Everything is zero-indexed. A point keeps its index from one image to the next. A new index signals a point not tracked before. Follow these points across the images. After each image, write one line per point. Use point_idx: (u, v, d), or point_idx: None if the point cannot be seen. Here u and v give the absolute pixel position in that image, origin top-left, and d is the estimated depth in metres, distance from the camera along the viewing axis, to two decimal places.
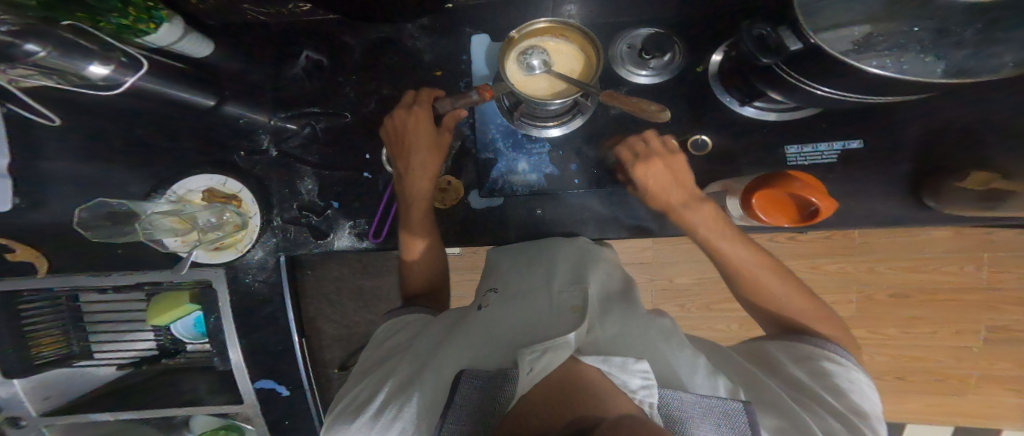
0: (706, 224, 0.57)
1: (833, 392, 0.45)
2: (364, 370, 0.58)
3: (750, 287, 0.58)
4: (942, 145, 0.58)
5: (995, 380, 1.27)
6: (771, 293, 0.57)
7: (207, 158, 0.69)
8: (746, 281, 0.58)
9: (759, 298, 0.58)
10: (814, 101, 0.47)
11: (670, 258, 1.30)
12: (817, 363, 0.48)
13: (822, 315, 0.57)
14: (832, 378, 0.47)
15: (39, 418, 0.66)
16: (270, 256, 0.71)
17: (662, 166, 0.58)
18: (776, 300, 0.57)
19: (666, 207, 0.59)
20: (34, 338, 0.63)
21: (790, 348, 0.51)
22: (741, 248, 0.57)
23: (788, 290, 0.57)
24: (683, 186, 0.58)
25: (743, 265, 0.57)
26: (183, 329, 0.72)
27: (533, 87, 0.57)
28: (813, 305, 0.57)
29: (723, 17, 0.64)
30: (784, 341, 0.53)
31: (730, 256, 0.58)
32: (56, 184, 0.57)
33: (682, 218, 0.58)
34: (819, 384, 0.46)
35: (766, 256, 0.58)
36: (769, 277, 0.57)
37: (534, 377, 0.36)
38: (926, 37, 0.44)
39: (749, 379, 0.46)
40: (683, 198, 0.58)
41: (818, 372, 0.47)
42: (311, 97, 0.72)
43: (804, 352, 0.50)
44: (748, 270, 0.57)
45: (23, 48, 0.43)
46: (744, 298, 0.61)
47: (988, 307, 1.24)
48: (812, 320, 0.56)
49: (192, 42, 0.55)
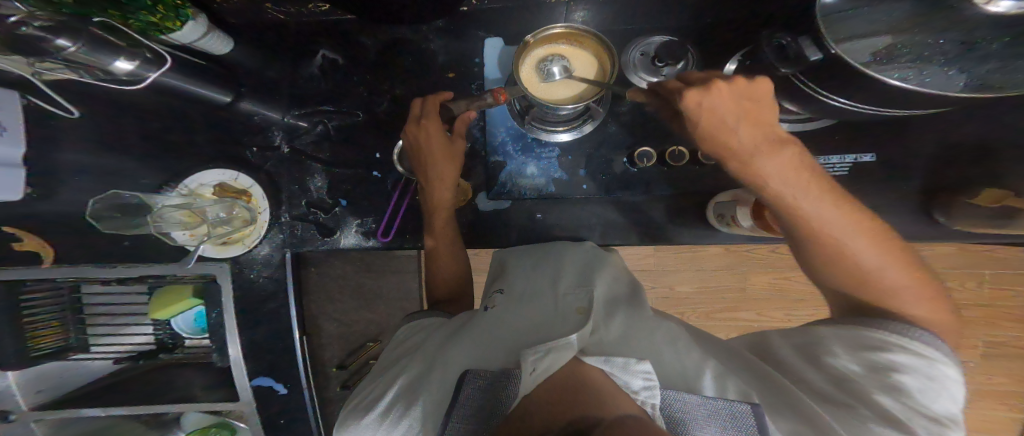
0: (782, 174, 0.44)
1: (891, 391, 0.38)
2: (380, 369, 0.57)
3: (835, 254, 0.45)
4: (949, 161, 0.59)
5: (991, 395, 1.28)
6: (860, 263, 0.44)
7: (220, 153, 0.69)
8: (829, 246, 0.45)
9: (844, 268, 0.45)
10: (829, 113, 0.48)
11: (671, 266, 1.31)
12: (877, 355, 0.40)
13: (924, 291, 0.44)
14: (898, 374, 0.38)
15: (29, 412, 0.65)
16: (276, 252, 0.71)
17: (731, 99, 0.44)
18: (867, 270, 0.44)
19: (724, 153, 0.46)
20: (33, 330, 0.63)
21: (848, 335, 0.42)
22: (827, 207, 0.44)
23: (886, 260, 0.44)
24: (753, 124, 0.45)
25: (828, 225, 0.44)
26: (184, 324, 0.72)
27: (548, 92, 0.58)
28: (914, 278, 0.44)
29: (735, 29, 0.66)
30: (849, 326, 0.43)
31: (810, 215, 0.44)
32: (70, 174, 0.57)
33: (749, 166, 0.45)
34: (874, 382, 0.39)
35: (858, 215, 0.44)
36: (862, 244, 0.44)
37: (535, 378, 0.37)
38: (942, 54, 0.44)
39: (768, 376, 0.43)
40: (755, 143, 0.44)
41: (879, 367, 0.39)
42: (326, 96, 0.73)
43: (870, 340, 0.41)
44: (835, 233, 0.44)
45: (53, 43, 0.42)
46: (821, 267, 0.47)
47: (987, 323, 1.25)
48: (907, 298, 0.43)
49: (215, 40, 0.56)
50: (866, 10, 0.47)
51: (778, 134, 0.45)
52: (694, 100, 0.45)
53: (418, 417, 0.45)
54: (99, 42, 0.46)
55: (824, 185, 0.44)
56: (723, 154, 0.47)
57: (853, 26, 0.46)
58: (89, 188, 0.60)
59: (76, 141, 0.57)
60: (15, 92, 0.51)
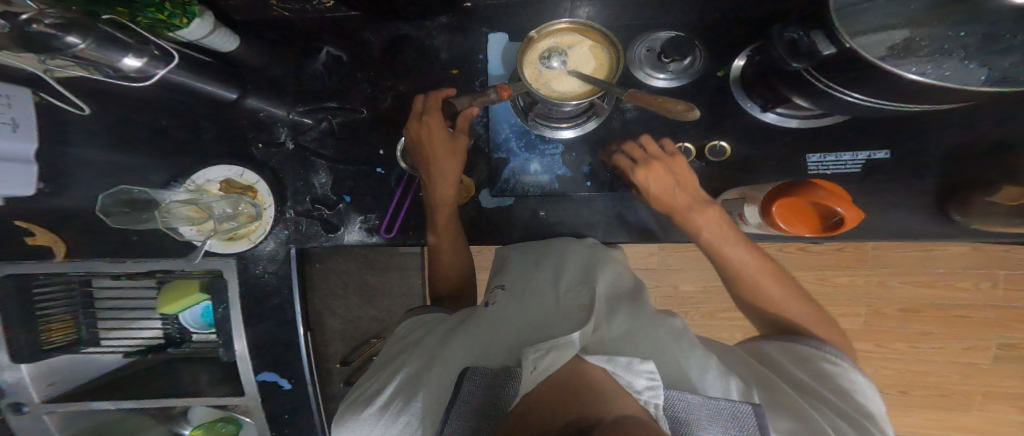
0: (709, 227, 0.56)
1: (838, 394, 0.44)
2: (380, 364, 0.57)
3: (748, 289, 0.58)
4: (967, 157, 0.57)
5: (999, 396, 1.26)
6: (767, 293, 0.56)
7: (226, 150, 0.70)
8: (746, 280, 0.57)
9: (754, 298, 0.57)
10: (843, 109, 0.47)
11: (674, 264, 1.30)
12: (815, 364, 0.47)
13: (819, 316, 0.56)
14: (835, 378, 0.45)
15: (42, 404, 0.65)
16: (281, 248, 0.71)
17: (665, 171, 0.57)
18: (770, 300, 0.57)
19: (667, 209, 0.58)
20: (44, 323, 0.65)
21: (788, 350, 0.50)
22: (740, 252, 0.56)
23: (789, 291, 0.56)
24: (686, 189, 0.57)
25: (740, 265, 0.56)
26: (191, 318, 0.73)
27: (550, 87, 0.57)
28: (811, 307, 0.56)
29: (744, 23, 0.64)
30: (784, 344, 0.51)
31: (727, 259, 0.57)
32: (78, 171, 0.58)
33: (688, 220, 0.57)
34: (821, 385, 0.45)
35: (767, 261, 0.57)
36: (765, 279, 0.56)
37: (537, 375, 0.37)
38: (974, 43, 0.43)
39: (762, 379, 0.45)
40: (688, 202, 0.57)
41: (820, 374, 0.46)
42: (331, 93, 0.73)
43: (802, 353, 0.49)
44: (745, 270, 0.57)
45: (64, 40, 0.42)
46: (741, 298, 0.60)
47: (1002, 324, 1.22)
48: (807, 320, 0.55)
49: (221, 37, 0.56)
50: (880, 4, 0.46)
51: (704, 197, 0.58)
52: (642, 176, 0.57)
53: (417, 412, 0.45)
54: (108, 39, 0.45)
55: (740, 240, 0.57)
56: (667, 209, 0.58)
57: (867, 19, 0.45)
58: (99, 183, 0.61)
59: (86, 139, 0.58)
60: (28, 89, 0.52)
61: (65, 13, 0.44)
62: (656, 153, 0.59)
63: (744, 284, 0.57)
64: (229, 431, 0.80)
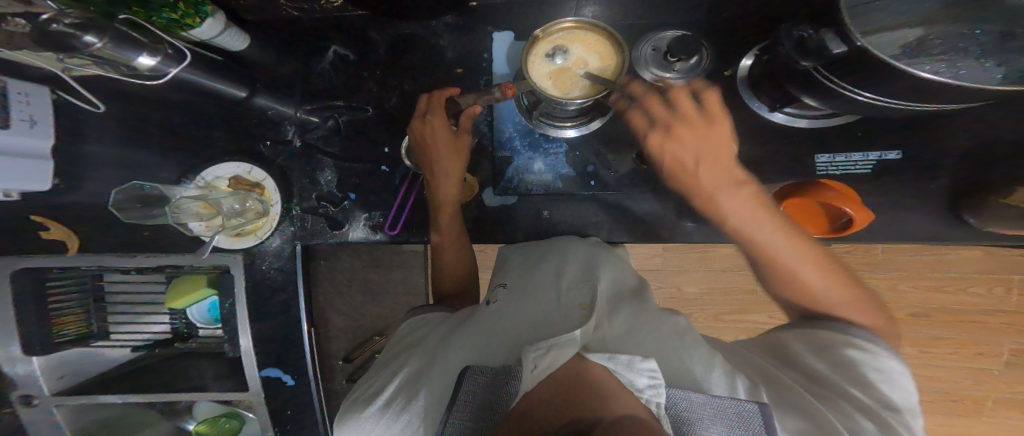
0: (735, 207, 0.52)
1: (861, 385, 0.42)
2: (386, 361, 0.57)
3: (781, 275, 0.51)
4: (982, 158, 0.56)
5: (1011, 403, 1.23)
6: (804, 281, 0.50)
7: (235, 147, 0.71)
8: (777, 269, 0.51)
9: (789, 284, 0.51)
10: (852, 108, 0.46)
11: (679, 266, 1.29)
12: (838, 352, 0.44)
13: (864, 305, 0.49)
14: (859, 368, 0.43)
15: (50, 397, 0.66)
16: (287, 244, 0.72)
17: (688, 134, 0.53)
18: (812, 287, 0.50)
19: (691, 184, 0.54)
20: (57, 316, 0.66)
21: (811, 336, 0.47)
22: (773, 231, 0.50)
23: (829, 280, 0.50)
24: (713, 164, 0.53)
25: (773, 250, 0.51)
26: (198, 313, 0.74)
27: (554, 85, 0.56)
28: (854, 294, 0.50)
29: (751, 24, 0.64)
30: (807, 330, 0.48)
31: (760, 243, 0.51)
32: (93, 167, 0.60)
33: (711, 196, 0.53)
34: (844, 377, 0.43)
35: (803, 241, 0.51)
36: (805, 265, 0.50)
37: (538, 375, 0.37)
38: (991, 42, 0.42)
39: (770, 376, 0.44)
40: (715, 180, 0.53)
41: (842, 363, 0.44)
42: (338, 92, 0.74)
43: (827, 341, 0.46)
44: (779, 256, 0.50)
45: (81, 40, 0.43)
46: (773, 285, 0.54)
47: (1016, 330, 1.19)
48: (849, 310, 0.49)
49: (233, 36, 0.57)
50: (887, 2, 0.46)
51: (736, 174, 0.53)
52: (657, 144, 0.55)
53: (419, 411, 0.45)
54: (124, 38, 0.46)
55: (778, 219, 0.51)
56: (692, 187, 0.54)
57: (881, 17, 0.46)
58: (112, 180, 0.62)
59: (102, 137, 0.59)
60: (46, 88, 0.54)
61: (84, 14, 0.45)
62: (684, 114, 0.54)
63: (777, 270, 0.51)
64: (232, 426, 0.81)
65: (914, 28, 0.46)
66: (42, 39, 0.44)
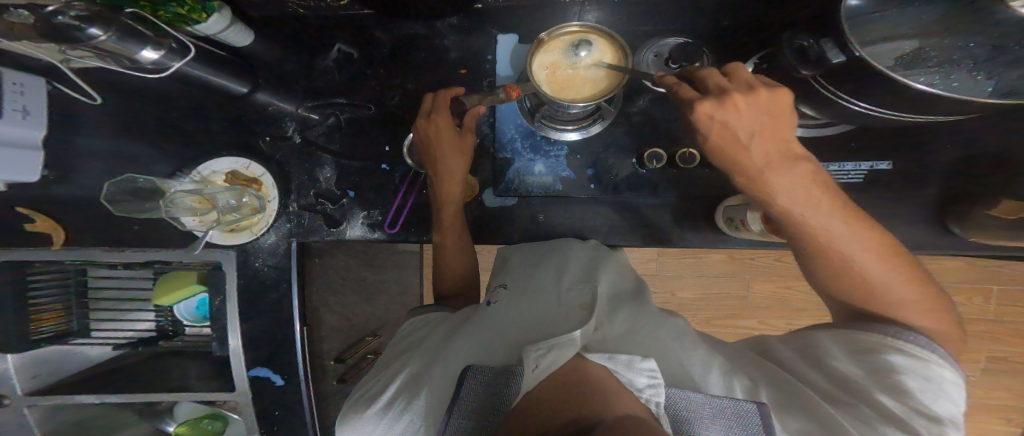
0: (793, 188, 0.43)
1: (896, 394, 0.37)
2: (386, 361, 0.57)
3: (835, 267, 0.45)
4: (967, 170, 0.59)
5: (988, 409, 1.27)
6: (863, 274, 0.44)
7: (232, 142, 0.70)
8: (832, 260, 0.45)
9: (843, 278, 0.45)
10: (848, 117, 0.48)
11: (673, 271, 1.31)
12: (876, 356, 0.40)
13: (929, 302, 0.43)
14: (897, 375, 0.38)
15: (23, 397, 0.64)
16: (283, 241, 0.71)
17: (744, 106, 0.43)
18: (872, 282, 0.44)
19: (737, 166, 0.45)
20: (36, 312, 0.63)
21: (847, 338, 0.43)
22: (833, 219, 0.43)
23: (894, 275, 0.43)
24: (770, 137, 0.43)
25: (833, 236, 0.44)
26: (186, 311, 0.71)
27: (557, 88, 0.57)
28: (920, 291, 0.43)
29: (750, 35, 0.66)
30: (845, 331, 0.44)
31: (816, 231, 0.44)
32: (85, 159, 0.58)
33: (762, 180, 0.44)
34: (876, 383, 0.39)
35: (866, 230, 0.44)
36: (868, 257, 0.43)
37: (539, 374, 0.37)
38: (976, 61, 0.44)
39: (777, 377, 0.42)
40: (771, 157, 0.43)
41: (877, 369, 0.39)
42: (340, 89, 0.74)
43: (865, 343, 0.42)
44: (836, 245, 0.44)
45: (86, 32, 0.43)
46: (822, 279, 0.48)
47: (994, 339, 1.23)
48: (911, 309, 0.43)
49: (238, 33, 0.57)
50: (881, 17, 0.47)
51: (795, 150, 0.44)
52: (707, 113, 0.44)
53: (420, 410, 0.45)
54: (129, 31, 0.46)
55: (837, 201, 0.44)
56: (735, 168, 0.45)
57: (875, 33, 0.48)
58: (104, 172, 0.61)
59: (96, 128, 0.58)
60: (42, 79, 0.52)
61: (89, 6, 0.44)
62: (734, 85, 0.45)
63: (830, 261, 0.45)
64: (215, 428, 0.78)
65: (905, 44, 0.48)
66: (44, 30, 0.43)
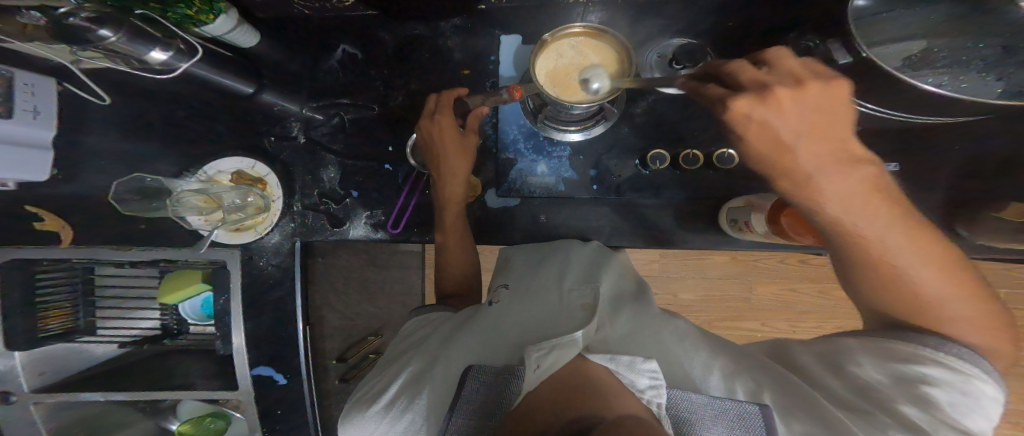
0: (842, 191, 0.39)
1: (927, 406, 0.36)
2: (388, 361, 0.57)
3: (884, 281, 0.42)
4: (974, 172, 0.58)
5: None
6: (912, 289, 0.41)
7: (237, 142, 0.70)
8: (882, 278, 0.42)
9: (891, 292, 0.42)
10: None
11: (675, 272, 1.30)
12: (903, 365, 0.38)
13: (985, 319, 0.40)
14: (928, 386, 0.37)
15: (30, 394, 0.64)
16: (286, 240, 0.71)
17: (790, 101, 0.39)
18: (924, 297, 0.40)
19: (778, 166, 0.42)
20: (44, 310, 0.64)
21: (874, 346, 0.41)
22: (885, 226, 0.40)
23: (949, 290, 0.40)
24: (817, 137, 0.40)
25: (886, 249, 0.40)
26: (191, 310, 0.73)
27: (561, 89, 0.57)
28: (975, 308, 0.40)
29: (755, 35, 0.66)
30: (873, 338, 0.42)
31: (864, 240, 0.41)
32: (92, 158, 0.59)
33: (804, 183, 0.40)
34: (904, 394, 0.37)
35: (921, 240, 0.40)
36: (921, 271, 0.40)
37: (540, 375, 0.38)
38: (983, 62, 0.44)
39: (785, 378, 0.42)
40: (818, 157, 0.40)
41: (906, 378, 0.38)
42: (344, 90, 0.74)
43: (900, 353, 0.39)
44: (886, 256, 0.40)
45: (97, 33, 0.43)
46: (865, 292, 0.44)
47: None
48: (966, 327, 0.40)
49: (244, 34, 0.57)
50: (887, 18, 0.47)
51: (845, 150, 0.40)
52: (744, 111, 0.40)
53: (421, 410, 0.45)
54: (139, 33, 0.46)
55: (892, 207, 0.40)
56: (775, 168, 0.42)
57: (881, 33, 0.48)
58: (111, 172, 0.61)
59: (104, 128, 0.59)
60: (53, 79, 0.54)
61: (100, 7, 0.45)
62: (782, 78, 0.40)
63: (877, 274, 0.42)
64: (218, 427, 0.78)
65: (912, 44, 0.47)
66: (60, 32, 0.44)
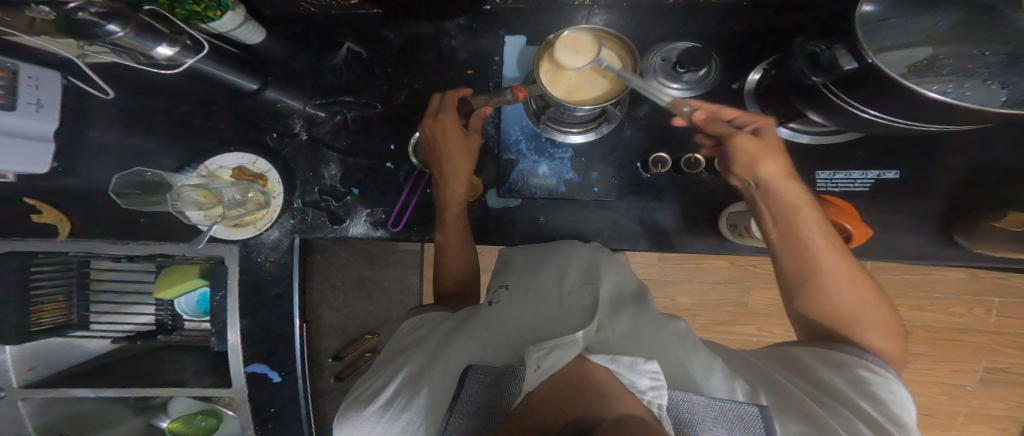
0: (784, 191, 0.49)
1: (874, 403, 0.40)
2: (386, 359, 0.57)
3: (812, 283, 0.50)
4: (971, 181, 0.59)
5: (983, 419, 1.26)
6: (834, 292, 0.49)
7: (239, 138, 0.70)
8: (811, 280, 0.50)
9: (820, 295, 0.50)
10: (857, 124, 0.48)
11: (673, 276, 1.30)
12: (850, 369, 0.43)
13: (886, 324, 0.49)
14: (873, 386, 0.41)
15: (18, 389, 0.63)
16: (286, 236, 0.71)
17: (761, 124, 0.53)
18: (844, 300, 0.49)
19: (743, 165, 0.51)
20: (37, 304, 0.63)
21: (823, 354, 0.45)
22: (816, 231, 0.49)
23: (859, 293, 0.49)
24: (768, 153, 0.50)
25: (815, 255, 0.49)
26: (186, 305, 0.71)
27: (564, 91, 0.57)
28: (879, 313, 0.49)
29: (757, 42, 0.67)
30: (819, 348, 0.47)
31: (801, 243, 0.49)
32: (93, 151, 0.58)
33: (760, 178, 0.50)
34: (857, 392, 0.41)
35: (840, 249, 0.50)
36: (839, 275, 0.49)
37: (540, 374, 0.37)
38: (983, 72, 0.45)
39: (769, 382, 0.44)
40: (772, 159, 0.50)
41: (856, 380, 0.42)
42: (348, 87, 0.74)
43: (840, 359, 0.44)
44: (817, 260, 0.49)
45: (104, 28, 0.43)
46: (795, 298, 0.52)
47: (993, 350, 1.23)
48: (876, 331, 0.48)
49: (250, 30, 0.57)
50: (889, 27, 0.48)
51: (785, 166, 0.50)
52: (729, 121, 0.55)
53: (419, 410, 0.45)
54: (146, 28, 0.46)
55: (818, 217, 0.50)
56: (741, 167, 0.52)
57: (883, 42, 0.48)
58: (111, 165, 0.61)
59: (106, 121, 0.58)
60: (57, 73, 0.53)
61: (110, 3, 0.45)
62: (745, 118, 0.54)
63: (809, 278, 0.50)
64: (209, 424, 0.78)
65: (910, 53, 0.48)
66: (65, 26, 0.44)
